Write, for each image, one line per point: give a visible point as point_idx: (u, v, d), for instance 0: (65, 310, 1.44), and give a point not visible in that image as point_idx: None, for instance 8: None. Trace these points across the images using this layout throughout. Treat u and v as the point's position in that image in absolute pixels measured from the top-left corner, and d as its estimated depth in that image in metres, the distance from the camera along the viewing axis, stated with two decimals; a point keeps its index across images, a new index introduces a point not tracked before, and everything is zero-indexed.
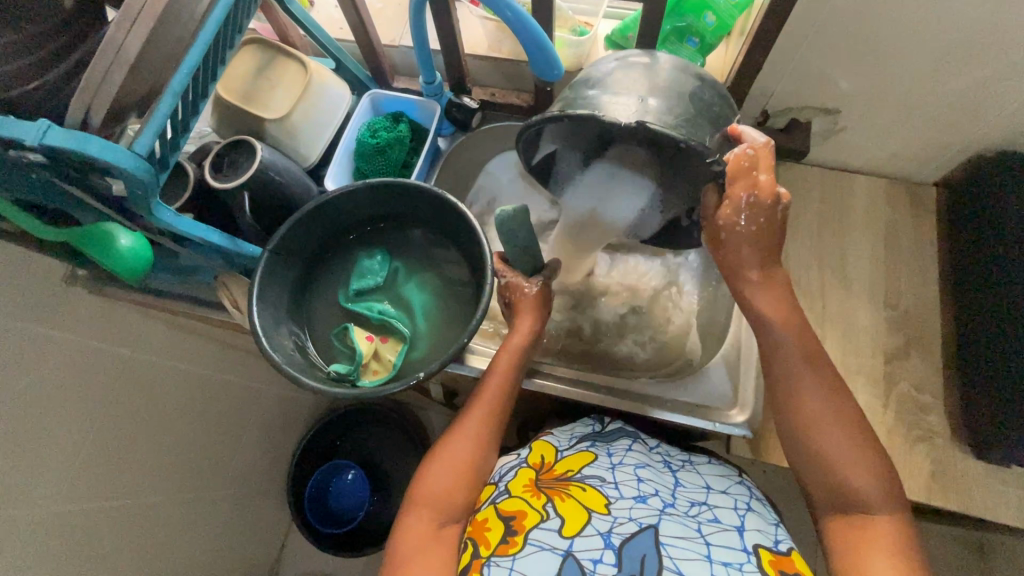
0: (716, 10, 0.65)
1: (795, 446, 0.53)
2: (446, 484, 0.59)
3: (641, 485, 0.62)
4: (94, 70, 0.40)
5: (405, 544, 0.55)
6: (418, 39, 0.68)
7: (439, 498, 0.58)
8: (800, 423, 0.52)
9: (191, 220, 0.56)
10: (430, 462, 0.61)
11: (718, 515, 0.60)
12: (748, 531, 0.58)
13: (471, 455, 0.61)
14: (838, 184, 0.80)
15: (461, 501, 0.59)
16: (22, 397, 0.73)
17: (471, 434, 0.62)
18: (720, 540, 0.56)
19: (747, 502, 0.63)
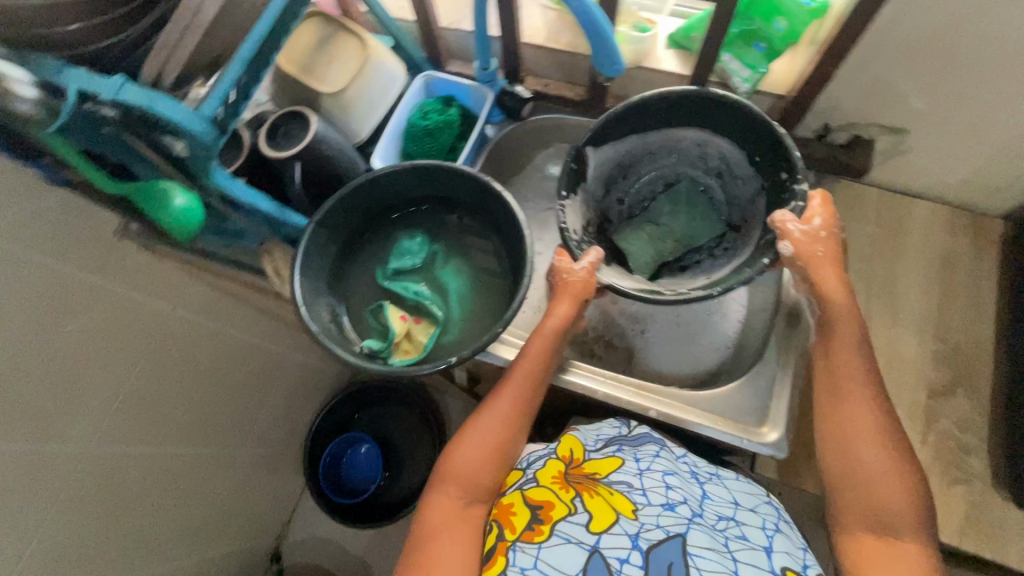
0: (789, 17, 0.62)
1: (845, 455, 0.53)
2: (471, 466, 0.62)
3: (668, 493, 0.61)
4: (171, 32, 0.42)
5: (432, 519, 0.59)
6: (478, 22, 0.67)
7: (468, 477, 0.61)
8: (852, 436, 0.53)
9: (243, 185, 0.57)
10: (458, 440, 0.64)
11: (746, 534, 0.60)
12: (775, 551, 0.58)
13: (498, 438, 0.63)
14: (895, 208, 0.76)
15: (486, 483, 0.62)
16: (69, 340, 0.77)
17: (500, 416, 0.64)
18: (747, 558, 0.56)
19: (775, 522, 0.63)
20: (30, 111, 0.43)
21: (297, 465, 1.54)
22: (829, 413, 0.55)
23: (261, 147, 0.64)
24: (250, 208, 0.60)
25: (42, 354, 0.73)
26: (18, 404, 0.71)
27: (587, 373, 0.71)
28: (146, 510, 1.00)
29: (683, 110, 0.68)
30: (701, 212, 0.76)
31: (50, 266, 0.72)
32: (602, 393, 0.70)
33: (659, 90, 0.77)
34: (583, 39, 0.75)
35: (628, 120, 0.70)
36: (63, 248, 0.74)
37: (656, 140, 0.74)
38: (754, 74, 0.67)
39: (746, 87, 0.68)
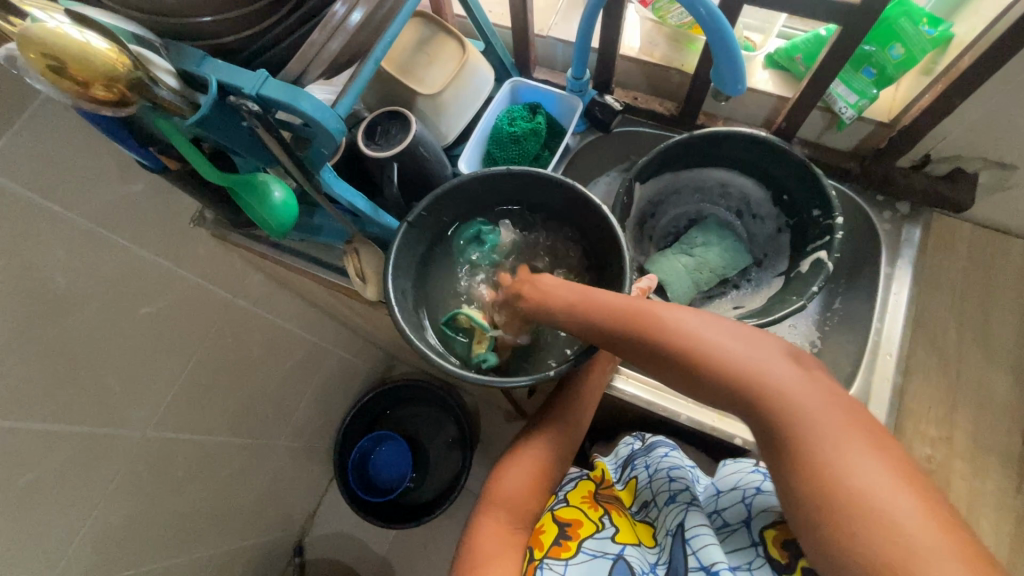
0: (907, 43, 0.60)
1: (769, 434, 0.41)
2: (517, 492, 0.61)
3: (671, 484, 0.65)
4: (318, 38, 0.42)
5: (480, 542, 0.57)
6: (583, 32, 0.66)
7: (515, 503, 0.60)
8: (757, 404, 0.42)
9: (344, 183, 0.57)
10: (504, 466, 0.65)
11: (727, 518, 0.59)
12: (756, 518, 0.57)
13: (541, 461, 0.65)
14: (989, 245, 0.74)
15: (533, 509, 0.61)
16: (140, 324, 0.77)
17: (544, 439, 0.66)
18: (733, 542, 0.56)
19: (757, 486, 0.60)
20: (173, 102, 0.42)
21: (326, 459, 1.54)
22: (721, 402, 0.45)
23: (357, 145, 0.64)
24: (345, 205, 0.59)
25: (113, 335, 0.73)
26: (86, 384, 0.71)
27: (640, 383, 0.71)
28: (189, 497, 1.00)
29: (718, 151, 0.73)
30: (732, 242, 0.77)
31: (130, 248, 0.72)
32: (686, 416, 0.69)
33: (752, 110, 0.75)
34: (679, 54, 0.74)
35: (675, 156, 0.73)
36: (142, 230, 0.74)
37: (690, 176, 0.78)
38: (861, 100, 0.66)
39: (851, 112, 0.67)
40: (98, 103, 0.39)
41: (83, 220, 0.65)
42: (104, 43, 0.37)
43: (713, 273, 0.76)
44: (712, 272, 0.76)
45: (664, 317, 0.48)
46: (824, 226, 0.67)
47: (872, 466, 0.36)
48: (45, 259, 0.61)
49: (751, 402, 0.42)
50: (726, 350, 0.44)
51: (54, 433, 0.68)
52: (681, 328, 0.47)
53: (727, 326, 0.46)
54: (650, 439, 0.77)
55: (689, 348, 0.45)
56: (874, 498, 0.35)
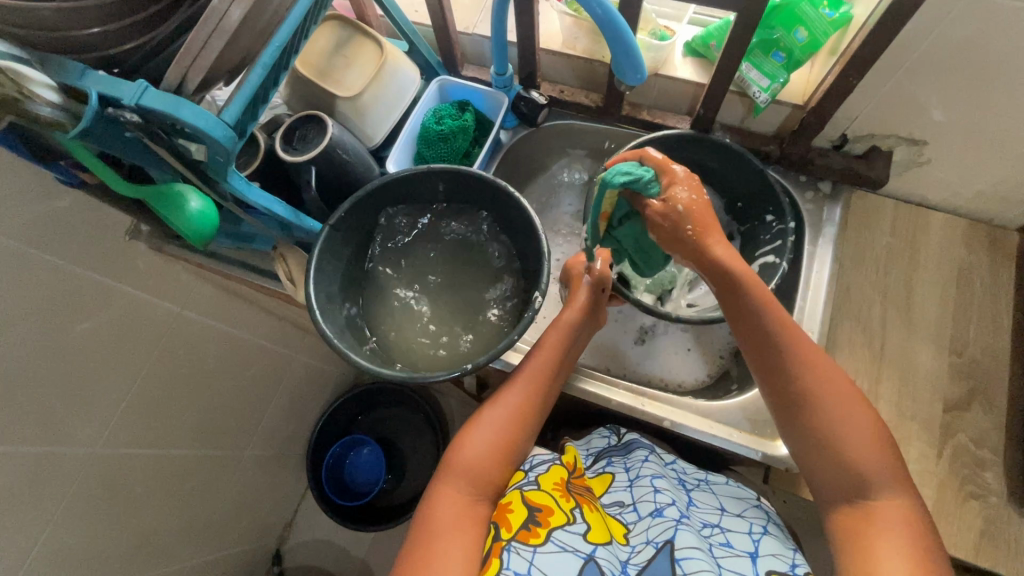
0: (810, 26, 0.62)
1: (850, 501, 0.51)
2: (479, 457, 0.60)
3: (657, 496, 0.66)
4: (195, 38, 0.41)
5: (437, 513, 0.57)
6: (498, 28, 0.67)
7: (475, 470, 0.60)
8: (848, 472, 0.51)
9: (260, 190, 0.57)
10: (467, 432, 0.63)
11: (729, 540, 0.64)
12: (761, 556, 0.60)
13: (506, 434, 0.62)
14: (911, 219, 0.76)
15: (494, 477, 0.60)
16: (79, 341, 0.76)
17: (509, 407, 0.63)
18: (731, 564, 0.60)
19: (763, 526, 0.65)
20: (52, 115, 0.42)
21: (300, 467, 1.53)
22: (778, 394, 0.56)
23: (276, 151, 0.64)
24: (266, 212, 0.59)
25: (50, 354, 0.72)
26: (27, 404, 0.71)
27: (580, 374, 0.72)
28: (152, 512, 1.00)
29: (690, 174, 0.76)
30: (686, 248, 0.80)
31: (62, 266, 0.72)
32: (616, 402, 0.70)
33: (676, 99, 0.76)
34: (599, 46, 0.75)
35: None
36: (74, 248, 0.73)
37: None
38: (773, 83, 0.67)
39: (766, 96, 0.67)
40: None
41: (6, 240, 0.64)
42: None
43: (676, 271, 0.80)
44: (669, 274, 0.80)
45: (804, 350, 0.55)
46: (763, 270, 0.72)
47: (903, 567, 0.45)
48: None
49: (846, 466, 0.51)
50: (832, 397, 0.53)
51: None
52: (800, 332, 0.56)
53: (872, 416, 0.53)
54: (626, 437, 0.79)
55: (802, 377, 0.54)
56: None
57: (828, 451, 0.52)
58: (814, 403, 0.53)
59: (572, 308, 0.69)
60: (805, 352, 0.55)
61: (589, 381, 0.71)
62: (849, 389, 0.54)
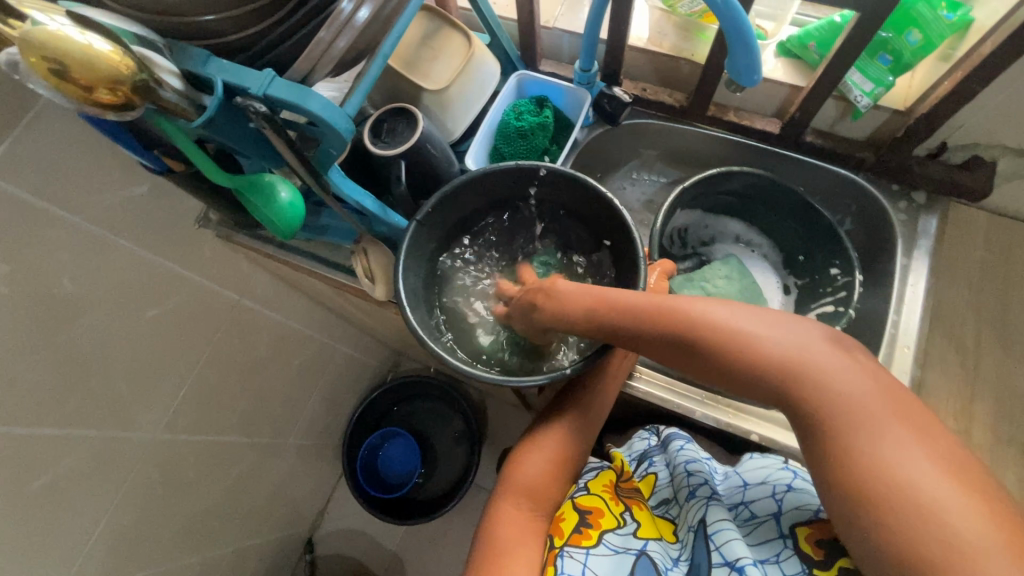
0: (925, 28, 0.59)
1: (806, 427, 0.41)
2: (539, 476, 0.60)
3: (690, 479, 0.65)
4: (328, 29, 0.40)
5: (501, 531, 0.56)
6: (592, 24, 0.65)
7: (537, 489, 0.59)
8: (788, 394, 0.42)
9: (354, 184, 0.55)
10: (523, 452, 0.63)
11: (755, 511, 0.59)
12: (785, 513, 0.57)
13: (562, 448, 0.62)
14: (1008, 233, 0.73)
15: (555, 496, 0.60)
16: (147, 326, 0.76)
17: (568, 426, 0.63)
18: (760, 536, 0.56)
19: (788, 483, 0.60)
20: (178, 103, 0.41)
21: (334, 456, 1.53)
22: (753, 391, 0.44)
23: (363, 143, 0.63)
24: (355, 206, 0.58)
25: (120, 339, 0.72)
26: (98, 388, 0.71)
27: (654, 380, 0.71)
28: (201, 497, 1.00)
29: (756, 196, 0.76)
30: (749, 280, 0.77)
31: (135, 251, 0.71)
32: (698, 412, 0.69)
33: (764, 100, 0.74)
34: (688, 44, 0.72)
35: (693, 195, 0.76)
36: (146, 233, 0.73)
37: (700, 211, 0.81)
38: (878, 88, 0.64)
39: (867, 100, 0.65)
40: (101, 106, 0.37)
41: (87, 224, 0.64)
42: (106, 44, 0.36)
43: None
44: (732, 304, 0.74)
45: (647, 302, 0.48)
46: (842, 283, 0.71)
47: (915, 454, 0.37)
48: (54, 266, 0.61)
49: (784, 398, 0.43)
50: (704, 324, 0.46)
51: (65, 438, 0.67)
52: (702, 310, 0.46)
53: (802, 325, 0.44)
54: (665, 434, 0.75)
55: (735, 348, 0.44)
56: (918, 488, 0.35)
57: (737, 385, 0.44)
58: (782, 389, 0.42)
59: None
60: (636, 309, 0.49)
61: (642, 380, 0.71)
62: (788, 331, 0.44)
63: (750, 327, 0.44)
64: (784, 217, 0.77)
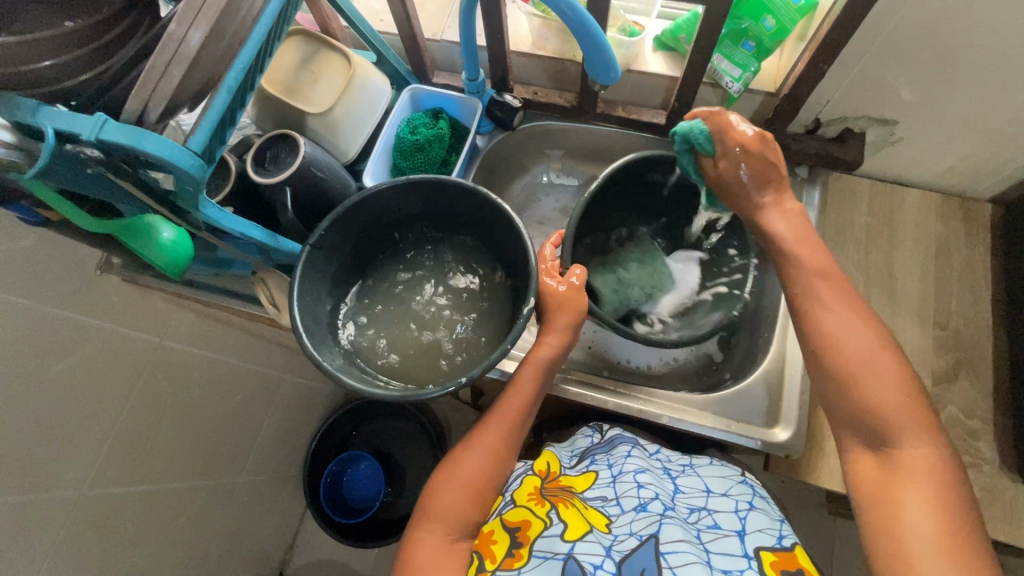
0: (777, 14, 0.62)
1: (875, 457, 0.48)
2: (454, 502, 0.60)
3: (640, 490, 0.65)
4: (155, 65, 0.40)
5: (416, 556, 0.57)
6: (466, 34, 0.66)
7: (451, 513, 0.59)
8: (879, 428, 0.48)
9: (233, 215, 0.54)
10: (441, 476, 0.63)
11: (717, 521, 0.64)
12: (749, 534, 0.61)
13: (480, 473, 0.62)
14: (887, 197, 0.77)
15: (473, 516, 0.60)
16: (56, 382, 0.73)
17: (484, 450, 0.63)
18: (719, 547, 0.59)
19: (749, 501, 0.66)
20: (8, 156, 0.40)
21: (297, 488, 1.50)
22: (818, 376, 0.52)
23: (248, 173, 0.62)
24: (241, 237, 0.57)
25: (27, 397, 0.69)
26: (6, 453, 0.67)
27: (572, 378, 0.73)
28: (150, 550, 0.96)
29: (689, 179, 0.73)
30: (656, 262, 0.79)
31: (30, 306, 0.68)
32: (613, 403, 0.71)
33: (649, 93, 0.77)
34: (570, 45, 0.74)
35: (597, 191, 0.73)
36: (40, 287, 0.70)
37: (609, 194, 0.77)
38: (745, 73, 0.67)
39: (738, 85, 0.68)
40: None
41: None
42: None
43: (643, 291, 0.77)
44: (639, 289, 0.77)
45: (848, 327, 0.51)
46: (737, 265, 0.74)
47: (924, 508, 0.43)
48: None
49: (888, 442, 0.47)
50: (855, 353, 0.50)
51: None
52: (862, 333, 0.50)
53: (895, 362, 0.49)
54: (610, 433, 0.78)
55: (837, 340, 0.51)
56: (914, 536, 0.42)
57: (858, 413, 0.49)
58: (841, 368, 0.50)
59: (547, 343, 0.67)
60: (821, 321, 0.52)
61: (572, 382, 0.72)
62: (901, 381, 0.49)
63: (870, 334, 0.50)
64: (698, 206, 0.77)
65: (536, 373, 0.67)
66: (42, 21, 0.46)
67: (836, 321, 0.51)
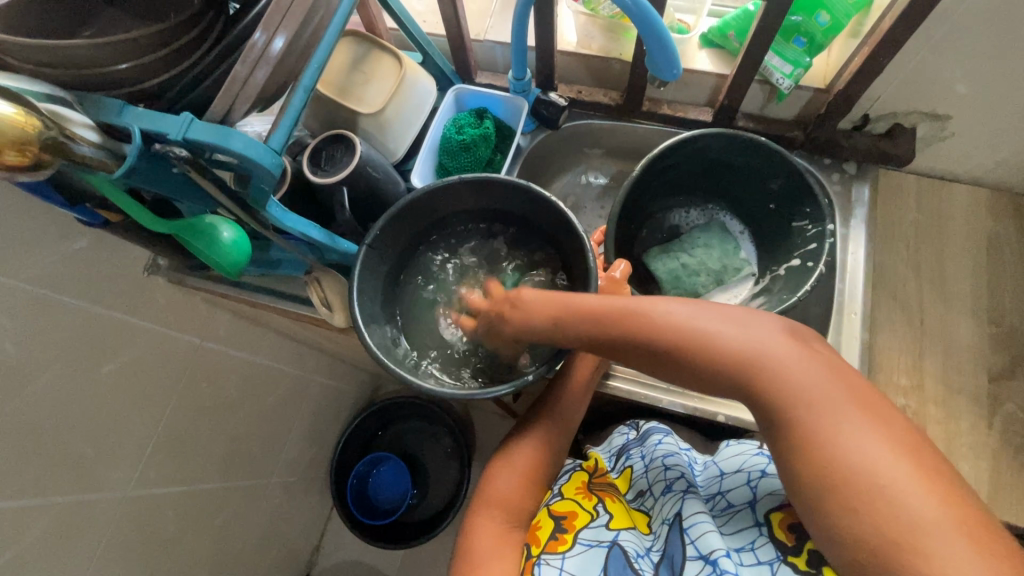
0: (832, 9, 0.62)
1: (764, 419, 0.42)
2: (511, 491, 0.61)
3: (667, 473, 0.65)
4: (242, 65, 0.40)
5: (473, 542, 0.57)
6: (518, 34, 0.66)
7: (507, 502, 0.60)
8: (754, 386, 0.42)
9: (297, 216, 0.55)
10: (496, 465, 0.63)
11: (731, 500, 0.59)
12: (761, 501, 0.57)
13: (531, 461, 0.63)
14: (936, 193, 0.77)
15: (526, 506, 0.61)
16: (104, 381, 0.73)
17: (537, 439, 0.64)
18: (736, 524, 0.56)
19: (763, 469, 0.60)
20: (95, 156, 0.41)
21: (323, 489, 1.50)
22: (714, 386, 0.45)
23: (304, 173, 0.63)
24: (301, 238, 0.58)
25: (76, 398, 0.69)
26: (56, 454, 0.67)
27: (624, 375, 0.72)
28: (187, 550, 0.96)
29: (762, 166, 0.71)
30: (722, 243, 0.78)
31: (82, 306, 0.69)
32: (666, 400, 0.71)
33: (694, 91, 0.76)
34: (615, 44, 0.75)
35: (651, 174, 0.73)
36: (92, 287, 0.71)
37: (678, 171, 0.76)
38: (796, 70, 0.67)
39: (789, 82, 0.68)
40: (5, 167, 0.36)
41: (27, 285, 0.62)
42: (9, 106, 0.35)
43: (710, 276, 0.75)
44: (707, 272, 0.76)
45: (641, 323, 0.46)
46: (811, 235, 0.67)
47: (874, 453, 0.37)
48: None
49: (760, 389, 0.42)
50: (711, 359, 0.44)
51: (30, 507, 0.64)
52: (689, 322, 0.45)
53: (744, 322, 0.44)
54: (644, 428, 0.75)
55: (701, 352, 0.44)
56: (897, 499, 0.35)
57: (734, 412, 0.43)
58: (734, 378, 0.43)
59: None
60: (574, 323, 0.50)
61: (621, 378, 0.72)
62: (771, 338, 0.43)
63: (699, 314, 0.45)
64: (747, 190, 0.76)
65: (588, 365, 0.68)
66: (115, 23, 0.47)
67: (674, 324, 0.45)
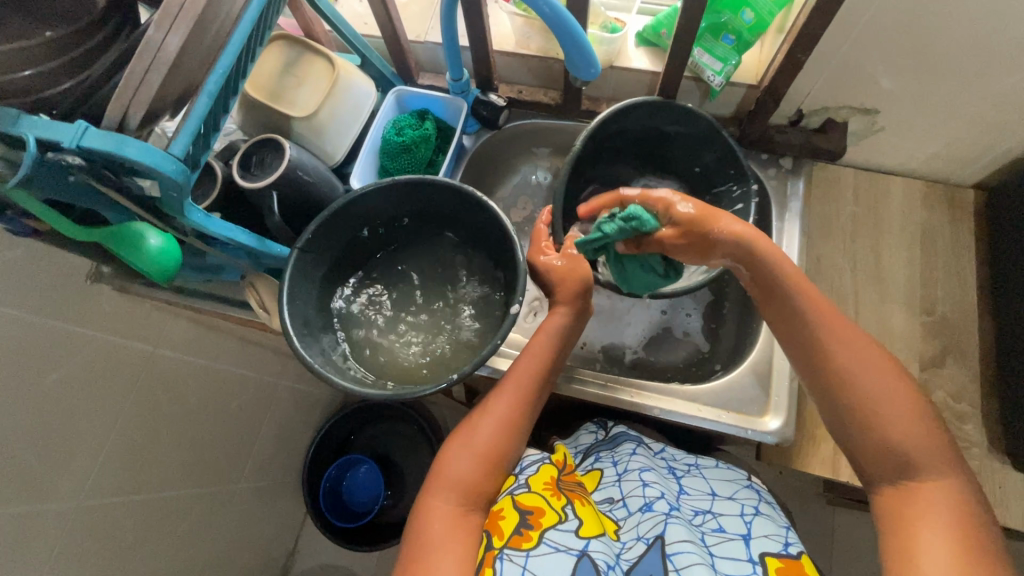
0: (755, 6, 0.63)
1: (854, 416, 0.51)
2: (468, 474, 0.59)
3: (645, 490, 0.65)
4: (135, 70, 0.40)
5: (426, 528, 0.55)
6: (448, 34, 0.66)
7: (463, 484, 0.58)
8: (858, 402, 0.51)
9: (221, 220, 0.54)
10: (451, 447, 0.62)
11: (722, 524, 0.62)
12: (754, 538, 0.59)
13: (491, 441, 0.61)
14: (872, 185, 0.78)
15: (482, 490, 0.59)
16: (49, 391, 0.72)
17: (495, 418, 0.62)
18: (724, 550, 0.58)
19: (755, 506, 0.64)
20: None
21: (296, 495, 1.49)
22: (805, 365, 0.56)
23: (233, 178, 0.63)
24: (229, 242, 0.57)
25: (19, 410, 0.69)
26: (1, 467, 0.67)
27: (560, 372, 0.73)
28: (150, 559, 0.96)
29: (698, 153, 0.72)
30: None
31: (19, 317, 0.68)
32: (600, 395, 0.71)
33: (633, 88, 0.77)
34: (552, 43, 0.75)
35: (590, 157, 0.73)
36: (29, 298, 0.70)
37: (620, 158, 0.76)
38: (726, 66, 0.67)
39: (720, 79, 0.68)
40: None
41: None
42: None
43: None
44: None
45: (833, 322, 0.54)
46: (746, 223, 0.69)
47: (939, 537, 0.43)
48: None
49: (869, 398, 0.51)
50: (861, 377, 0.52)
51: None
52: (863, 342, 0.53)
53: (881, 360, 0.52)
54: (614, 430, 0.77)
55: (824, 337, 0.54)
56: (928, 561, 0.42)
57: (879, 443, 0.50)
58: (856, 384, 0.52)
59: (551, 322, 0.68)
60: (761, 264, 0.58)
61: (583, 381, 0.72)
62: (906, 405, 0.50)
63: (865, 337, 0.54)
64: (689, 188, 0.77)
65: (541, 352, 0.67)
66: (23, 31, 0.46)
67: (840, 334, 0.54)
